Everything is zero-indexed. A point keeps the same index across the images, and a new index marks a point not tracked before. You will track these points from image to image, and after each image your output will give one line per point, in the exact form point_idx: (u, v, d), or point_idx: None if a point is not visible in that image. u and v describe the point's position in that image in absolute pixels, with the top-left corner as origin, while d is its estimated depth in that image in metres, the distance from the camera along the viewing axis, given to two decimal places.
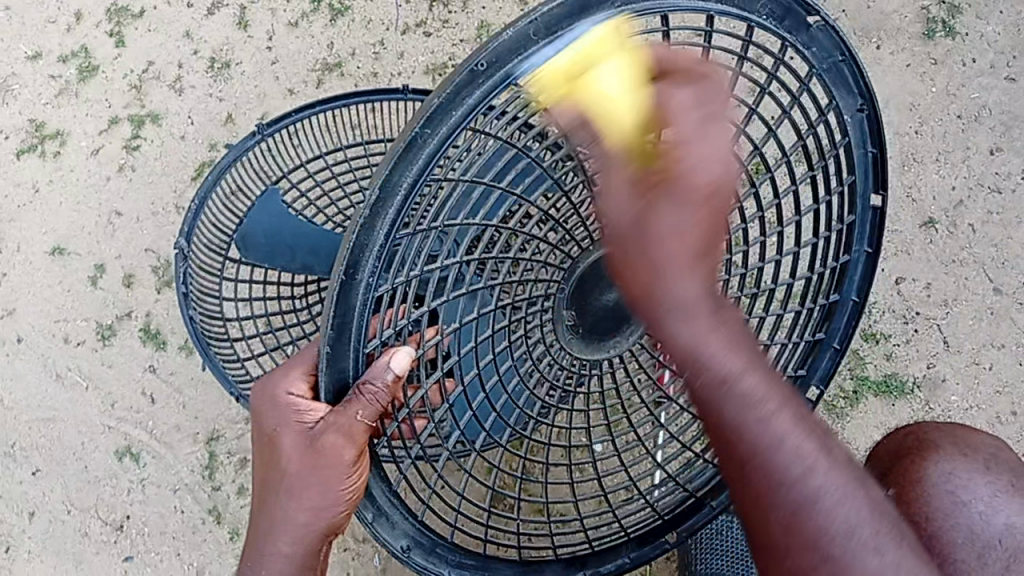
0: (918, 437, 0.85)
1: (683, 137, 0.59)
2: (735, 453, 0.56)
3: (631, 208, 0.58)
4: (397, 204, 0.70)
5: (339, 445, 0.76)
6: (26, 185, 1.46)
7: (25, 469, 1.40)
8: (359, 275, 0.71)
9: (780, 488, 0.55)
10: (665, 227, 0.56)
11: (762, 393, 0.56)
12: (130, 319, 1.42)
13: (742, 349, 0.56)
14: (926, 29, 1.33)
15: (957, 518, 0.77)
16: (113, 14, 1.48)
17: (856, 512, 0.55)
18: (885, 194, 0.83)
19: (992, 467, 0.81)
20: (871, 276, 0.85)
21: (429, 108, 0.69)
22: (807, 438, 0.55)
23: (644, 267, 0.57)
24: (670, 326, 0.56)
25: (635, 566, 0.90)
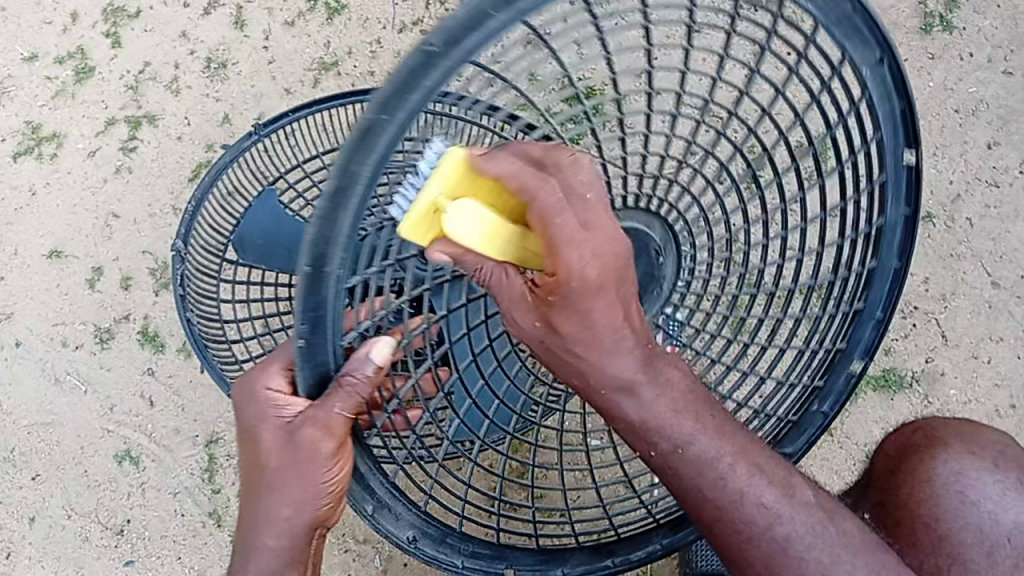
0: (925, 432, 0.95)
1: (561, 249, 0.60)
2: (691, 500, 0.72)
3: (535, 323, 0.65)
4: (359, 195, 0.65)
5: (315, 438, 0.78)
6: (23, 188, 1.46)
7: (25, 474, 1.40)
8: (328, 270, 0.68)
9: (733, 522, 0.72)
10: (579, 333, 0.64)
11: (703, 454, 0.71)
12: (128, 321, 1.42)
13: (678, 411, 0.70)
14: (923, 23, 1.32)
15: (965, 518, 0.88)
16: (109, 14, 1.47)
17: (820, 557, 0.72)
18: (918, 149, 0.78)
19: (1000, 463, 0.91)
20: (910, 242, 0.82)
21: (383, 93, 0.61)
22: (750, 478, 0.72)
23: (576, 367, 0.67)
24: (620, 406, 0.69)
25: (667, 553, 0.86)
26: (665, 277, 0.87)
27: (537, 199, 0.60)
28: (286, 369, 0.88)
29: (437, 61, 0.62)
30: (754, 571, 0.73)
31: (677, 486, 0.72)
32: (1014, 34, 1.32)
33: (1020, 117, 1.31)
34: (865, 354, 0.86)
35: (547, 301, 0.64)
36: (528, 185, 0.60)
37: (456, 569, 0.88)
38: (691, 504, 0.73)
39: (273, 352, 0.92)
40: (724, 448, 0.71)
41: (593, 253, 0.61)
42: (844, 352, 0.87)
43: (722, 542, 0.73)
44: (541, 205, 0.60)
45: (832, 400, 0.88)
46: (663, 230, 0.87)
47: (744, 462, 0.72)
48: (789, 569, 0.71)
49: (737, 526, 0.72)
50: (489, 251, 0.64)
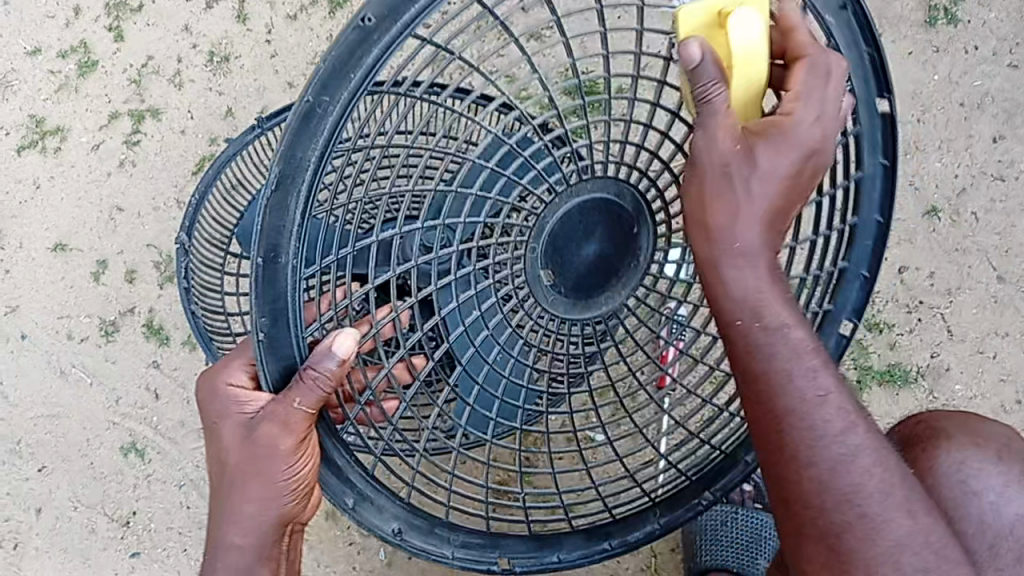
0: (927, 423, 0.87)
1: (803, 99, 0.63)
2: (774, 404, 0.62)
3: (724, 149, 0.61)
4: (308, 179, 0.64)
5: (275, 434, 0.74)
6: (27, 181, 1.46)
7: (31, 466, 1.40)
8: (282, 259, 0.66)
9: (818, 444, 0.61)
10: (746, 178, 0.61)
11: (808, 350, 0.63)
12: (133, 315, 1.42)
13: (791, 308, 0.64)
14: (928, 16, 1.32)
15: (966, 508, 0.79)
16: (112, 9, 1.47)
17: (884, 479, 0.61)
18: (891, 98, 0.77)
19: (1004, 456, 0.83)
20: (892, 191, 0.81)
21: (320, 76, 0.62)
22: (848, 401, 0.62)
23: (722, 207, 0.61)
24: (734, 272, 0.63)
25: (665, 532, 0.89)
26: (641, 248, 0.81)
27: (808, 58, 0.65)
28: (249, 367, 0.84)
29: (374, 35, 0.62)
30: (802, 488, 0.62)
31: (755, 372, 0.63)
32: (1020, 28, 1.31)
33: None
34: (855, 314, 0.84)
35: (756, 135, 0.62)
36: (808, 46, 0.65)
37: (445, 560, 0.85)
38: (764, 395, 0.62)
39: (233, 352, 0.88)
40: (825, 360, 0.63)
41: (825, 115, 0.63)
42: (831, 312, 0.84)
43: (788, 443, 0.62)
44: (809, 62, 0.64)
45: (823, 362, 0.86)
46: (633, 197, 0.79)
47: (835, 372, 0.64)
48: (845, 482, 0.61)
49: (809, 422, 0.61)
50: (750, 68, 0.62)
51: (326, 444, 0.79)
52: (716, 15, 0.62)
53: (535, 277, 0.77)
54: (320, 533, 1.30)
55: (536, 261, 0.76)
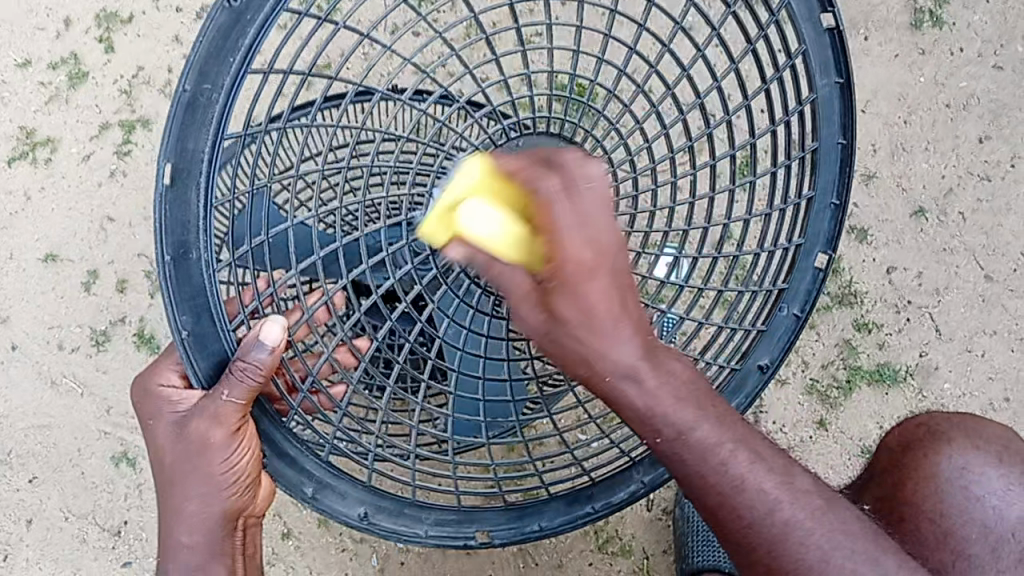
0: (930, 429, 0.95)
1: (562, 240, 0.58)
2: (705, 496, 0.68)
3: (543, 313, 0.60)
4: (205, 166, 0.74)
5: (207, 432, 0.82)
6: (17, 193, 1.46)
7: (21, 477, 1.39)
8: (193, 254, 0.75)
9: (751, 523, 0.68)
10: (571, 334, 0.60)
11: (715, 442, 0.66)
12: (123, 324, 1.42)
13: (691, 403, 0.65)
14: (914, 19, 1.33)
15: (971, 514, 0.89)
16: (102, 20, 1.48)
17: (821, 544, 0.68)
18: (847, 71, 0.81)
19: (1005, 459, 0.92)
20: (850, 106, 0.82)
21: (196, 65, 0.72)
22: (766, 475, 0.67)
23: (580, 360, 0.61)
24: (621, 394, 0.63)
25: (650, 491, 0.89)
26: None
27: (536, 198, 0.59)
28: (177, 369, 0.93)
29: (235, 30, 0.72)
30: (752, 561, 0.69)
31: (679, 473, 0.67)
32: (1005, 30, 1.32)
33: (1012, 112, 1.31)
34: (805, 306, 0.87)
35: (548, 294, 0.59)
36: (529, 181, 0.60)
37: (421, 539, 0.88)
38: (693, 490, 0.68)
39: (167, 353, 0.96)
40: (736, 439, 0.67)
41: (592, 239, 0.59)
42: (804, 246, 0.85)
43: (729, 529, 0.69)
44: (541, 202, 0.59)
45: (801, 301, 0.87)
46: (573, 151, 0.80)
47: (745, 447, 0.67)
48: (789, 557, 0.68)
49: (739, 514, 0.67)
50: (504, 256, 0.60)
51: (270, 431, 0.85)
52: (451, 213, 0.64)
53: None
54: (313, 539, 1.30)
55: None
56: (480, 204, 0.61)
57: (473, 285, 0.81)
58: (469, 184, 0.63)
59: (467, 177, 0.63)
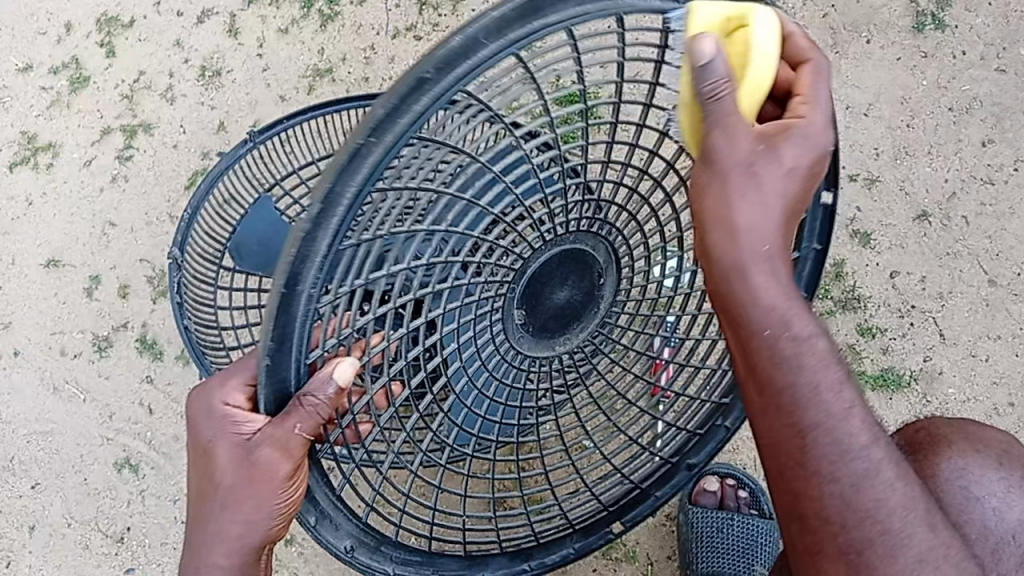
0: (930, 433, 0.95)
1: (813, 102, 0.64)
2: (796, 423, 0.61)
3: (748, 145, 0.60)
4: (340, 216, 0.66)
5: (275, 460, 0.75)
6: (20, 198, 1.46)
7: (25, 483, 1.39)
8: (300, 287, 0.68)
9: (847, 460, 0.61)
10: (770, 168, 0.60)
11: (834, 366, 0.62)
12: (126, 330, 1.41)
13: (818, 320, 0.63)
14: (916, 22, 1.34)
15: (971, 514, 0.86)
16: (104, 24, 1.49)
17: (899, 505, 0.61)
18: (835, 191, 0.86)
19: (1005, 463, 0.91)
20: (819, 272, 0.91)
21: (374, 118, 0.63)
22: (866, 425, 0.62)
23: (748, 212, 0.60)
24: (764, 269, 0.60)
25: (578, 556, 0.97)
26: (604, 298, 0.88)
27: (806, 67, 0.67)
28: (245, 386, 0.83)
29: (431, 88, 0.64)
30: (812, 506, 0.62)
31: (780, 387, 0.61)
32: (1007, 34, 1.32)
33: (1014, 115, 1.31)
34: None
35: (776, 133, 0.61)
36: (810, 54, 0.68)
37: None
38: (781, 409, 0.61)
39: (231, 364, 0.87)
40: (851, 375, 0.63)
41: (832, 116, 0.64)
42: None
43: (807, 461, 0.61)
44: (812, 68, 0.67)
45: None
46: (606, 251, 0.85)
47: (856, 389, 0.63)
48: (866, 501, 0.61)
49: (836, 441, 0.61)
50: (761, 72, 0.64)
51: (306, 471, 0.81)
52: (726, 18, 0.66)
53: (509, 314, 0.81)
54: (315, 546, 1.30)
55: (512, 300, 0.81)
56: (770, 22, 0.65)
57: (495, 347, 0.83)
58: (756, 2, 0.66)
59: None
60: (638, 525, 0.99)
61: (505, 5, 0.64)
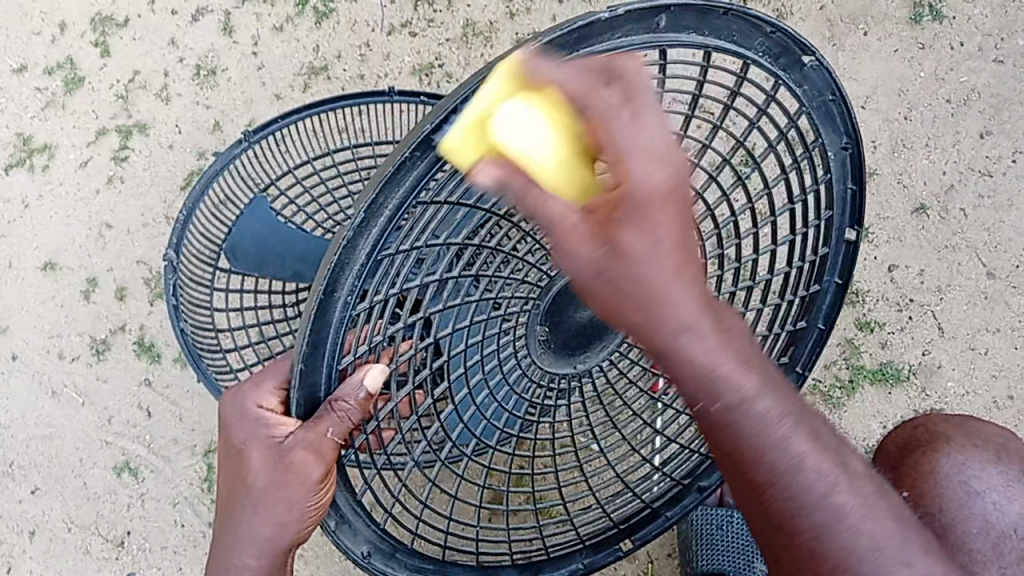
0: (927, 429, 0.96)
1: (618, 157, 0.53)
2: (757, 477, 0.61)
3: (593, 258, 0.53)
4: (380, 226, 0.68)
5: (307, 463, 0.76)
6: (15, 201, 1.46)
7: (24, 488, 1.39)
8: (337, 293, 0.69)
9: (805, 511, 0.61)
10: (624, 270, 0.53)
11: (776, 415, 0.59)
12: (124, 332, 1.41)
13: (752, 368, 0.59)
14: (915, 12, 1.32)
15: (971, 509, 0.88)
16: (97, 23, 1.47)
17: (875, 532, 0.61)
18: (860, 230, 0.85)
19: (1003, 456, 0.91)
20: (839, 306, 0.90)
21: (421, 133, 0.64)
22: (824, 458, 0.61)
23: (633, 309, 0.55)
24: (681, 347, 0.57)
25: (587, 572, 0.96)
26: None
27: (596, 97, 0.54)
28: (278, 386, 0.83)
29: (476, 104, 0.66)
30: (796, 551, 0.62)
31: (733, 446, 0.61)
32: (1006, 23, 1.31)
33: (1013, 106, 1.30)
34: None
35: (604, 222, 0.53)
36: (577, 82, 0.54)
37: None
38: (741, 464, 0.61)
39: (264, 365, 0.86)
40: (795, 412, 0.61)
41: (659, 141, 0.53)
42: (786, 366, 0.93)
43: (775, 512, 0.62)
44: (606, 91, 0.54)
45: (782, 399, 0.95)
46: None
47: (806, 425, 0.61)
48: (836, 545, 0.61)
49: (791, 493, 0.61)
50: (552, 168, 0.56)
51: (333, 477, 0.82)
52: (485, 126, 0.59)
53: (533, 329, 0.82)
54: (316, 548, 1.30)
55: (535, 317, 0.81)
56: (527, 109, 0.57)
57: (516, 361, 0.83)
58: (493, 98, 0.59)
59: (489, 91, 0.59)
60: (648, 542, 0.97)
61: (556, 31, 0.64)
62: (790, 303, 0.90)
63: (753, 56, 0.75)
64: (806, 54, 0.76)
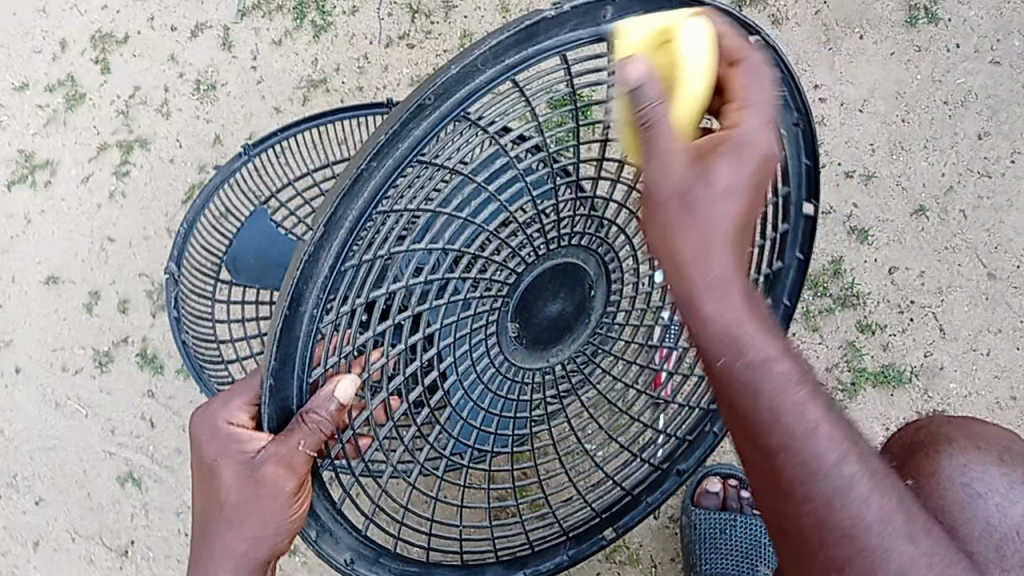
0: (928, 431, 0.92)
1: (748, 107, 0.60)
2: (767, 449, 0.55)
3: (682, 171, 0.56)
4: (343, 236, 0.67)
5: (278, 477, 0.76)
6: (18, 216, 1.46)
7: (29, 498, 1.39)
8: (304, 306, 0.69)
9: (820, 482, 0.54)
10: (710, 187, 0.55)
11: (798, 384, 0.55)
12: (127, 344, 1.42)
13: (779, 339, 0.56)
14: (909, 16, 1.33)
15: (971, 509, 0.82)
16: (98, 41, 1.48)
17: (893, 519, 0.55)
18: (817, 203, 0.85)
19: (1006, 457, 0.87)
20: (802, 279, 0.91)
21: (375, 143, 0.66)
22: (846, 436, 0.55)
23: (694, 236, 0.55)
24: (710, 295, 0.55)
25: (572, 562, 0.97)
26: (596, 306, 0.87)
27: (745, 61, 0.63)
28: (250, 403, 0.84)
29: (430, 114, 0.67)
30: (803, 535, 0.56)
31: (746, 415, 0.55)
32: (1001, 25, 1.32)
33: (1011, 107, 1.30)
34: None
35: (710, 149, 0.57)
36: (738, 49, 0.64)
37: None
38: (755, 440, 0.56)
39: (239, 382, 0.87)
40: (821, 390, 0.56)
41: (769, 113, 0.60)
42: None
43: (787, 487, 0.55)
44: (746, 67, 0.63)
45: None
46: (597, 264, 0.85)
47: (831, 405, 0.56)
48: (845, 529, 0.54)
49: (809, 469, 0.54)
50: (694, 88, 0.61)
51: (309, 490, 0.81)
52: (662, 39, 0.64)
53: (503, 329, 0.82)
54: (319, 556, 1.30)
55: (504, 316, 0.81)
56: (700, 32, 0.63)
57: (490, 361, 0.83)
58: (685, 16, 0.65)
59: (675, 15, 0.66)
60: (631, 531, 1.00)
61: (507, 31, 0.66)
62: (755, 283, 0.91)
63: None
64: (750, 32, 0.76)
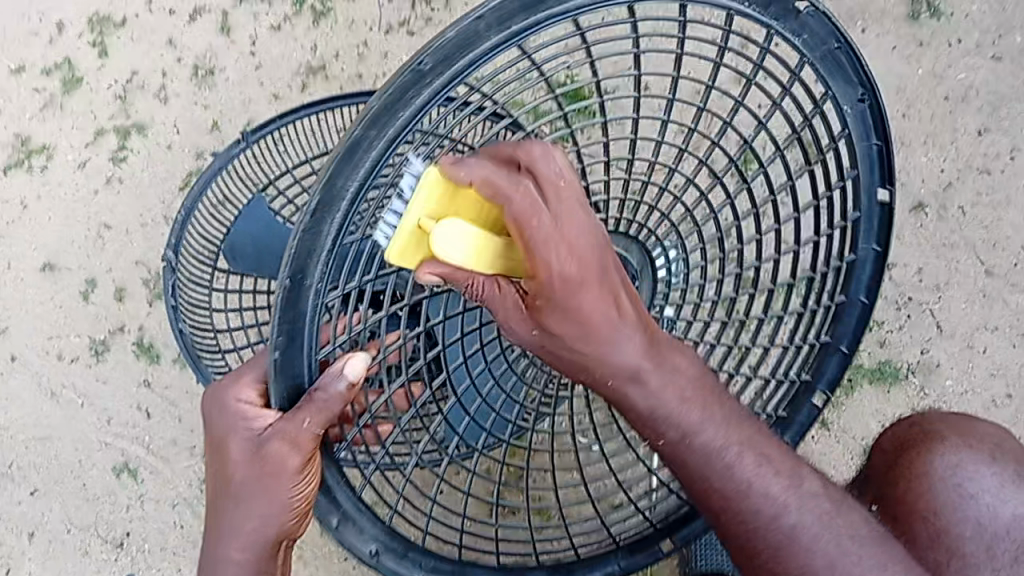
0: (923, 429, 0.95)
1: (538, 274, 0.57)
2: (712, 500, 0.68)
3: (531, 329, 0.62)
4: (343, 209, 0.68)
5: (285, 452, 0.77)
6: (14, 201, 1.46)
7: (24, 489, 1.40)
8: (308, 281, 0.70)
9: (760, 530, 0.67)
10: (559, 339, 0.62)
11: (716, 448, 0.66)
12: (123, 334, 1.41)
13: (694, 405, 0.66)
14: (911, 11, 1.31)
15: (966, 511, 0.89)
16: (96, 24, 1.46)
17: (829, 549, 0.67)
18: (892, 188, 0.81)
19: (997, 457, 0.92)
20: (880, 275, 0.85)
21: (371, 110, 0.65)
22: (773, 481, 0.67)
23: (576, 361, 0.63)
24: (624, 395, 0.65)
25: (624, 574, 0.90)
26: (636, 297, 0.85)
27: (508, 204, 0.56)
28: (257, 385, 0.86)
29: (428, 79, 0.66)
30: (757, 570, 0.68)
31: (686, 475, 0.68)
32: (1004, 20, 1.30)
33: (1011, 103, 1.30)
34: (829, 386, 0.90)
35: (534, 309, 0.60)
36: (500, 196, 0.56)
37: None
38: (700, 492, 0.68)
39: (243, 366, 0.89)
40: (742, 439, 0.67)
41: (567, 261, 0.57)
42: (827, 345, 0.88)
43: (734, 532, 0.68)
44: (511, 215, 0.56)
45: (827, 381, 0.90)
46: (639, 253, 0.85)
47: (752, 452, 0.67)
48: (794, 563, 0.67)
49: (743, 516, 0.67)
50: (481, 272, 0.59)
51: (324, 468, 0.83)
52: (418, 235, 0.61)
53: None
54: (314, 549, 1.30)
55: None
56: (454, 228, 0.58)
57: (522, 353, 0.83)
58: (422, 206, 0.60)
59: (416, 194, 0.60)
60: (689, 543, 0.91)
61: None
62: (827, 274, 0.86)
63: (741, 6, 0.72)
64: (798, 1, 0.73)
